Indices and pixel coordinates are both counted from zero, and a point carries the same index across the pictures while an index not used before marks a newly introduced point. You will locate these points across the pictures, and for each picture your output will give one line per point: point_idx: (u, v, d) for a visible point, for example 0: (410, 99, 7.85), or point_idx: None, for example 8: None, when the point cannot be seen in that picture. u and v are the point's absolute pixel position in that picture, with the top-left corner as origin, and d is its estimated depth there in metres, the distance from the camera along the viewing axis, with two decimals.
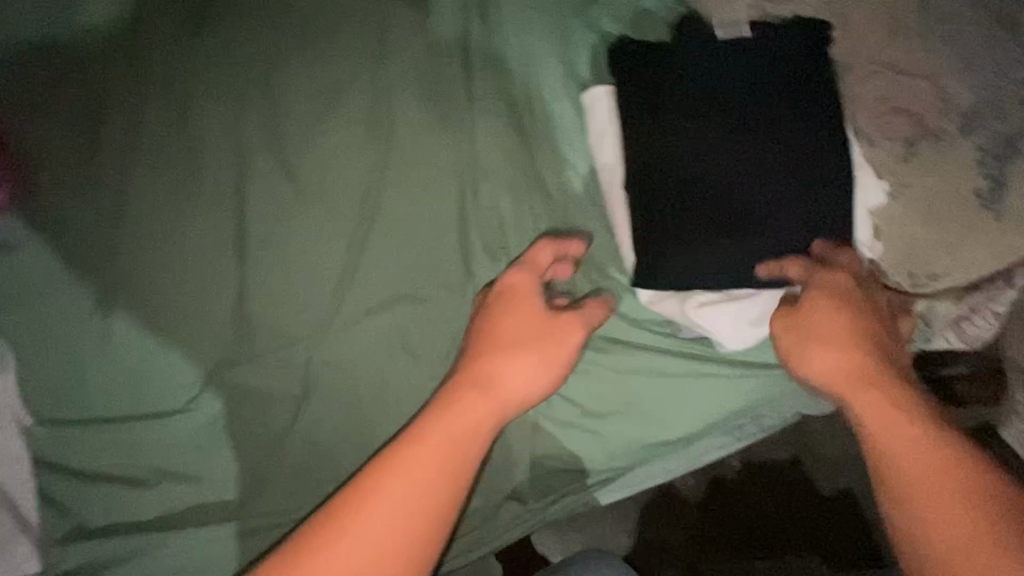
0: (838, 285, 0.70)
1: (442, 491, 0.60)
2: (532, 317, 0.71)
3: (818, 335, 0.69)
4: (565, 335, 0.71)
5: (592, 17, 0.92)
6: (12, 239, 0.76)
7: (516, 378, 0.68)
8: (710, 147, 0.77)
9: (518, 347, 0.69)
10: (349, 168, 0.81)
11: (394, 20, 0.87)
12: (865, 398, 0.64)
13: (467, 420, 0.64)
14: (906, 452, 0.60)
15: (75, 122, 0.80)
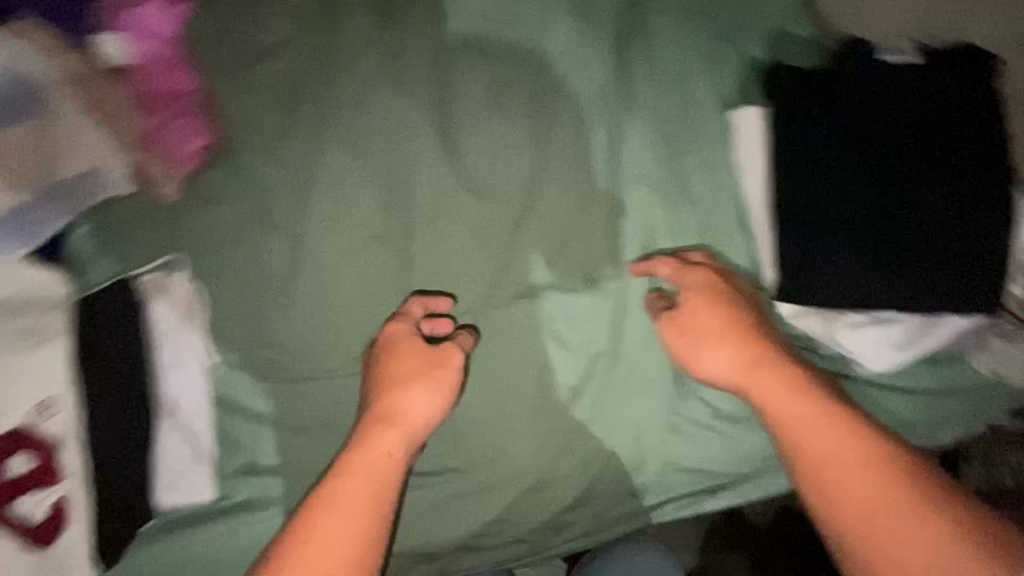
0: (687, 299, 0.79)
1: (376, 488, 0.69)
2: (410, 353, 0.76)
3: (705, 347, 0.77)
4: (449, 361, 0.77)
5: (741, 44, 0.97)
6: (202, 192, 0.80)
7: (421, 406, 0.74)
8: (869, 170, 0.82)
9: (413, 378, 0.75)
10: (509, 163, 0.88)
11: (556, 30, 0.94)
12: (765, 386, 0.74)
13: (383, 445, 0.71)
14: (812, 447, 0.70)
15: (266, 89, 0.84)
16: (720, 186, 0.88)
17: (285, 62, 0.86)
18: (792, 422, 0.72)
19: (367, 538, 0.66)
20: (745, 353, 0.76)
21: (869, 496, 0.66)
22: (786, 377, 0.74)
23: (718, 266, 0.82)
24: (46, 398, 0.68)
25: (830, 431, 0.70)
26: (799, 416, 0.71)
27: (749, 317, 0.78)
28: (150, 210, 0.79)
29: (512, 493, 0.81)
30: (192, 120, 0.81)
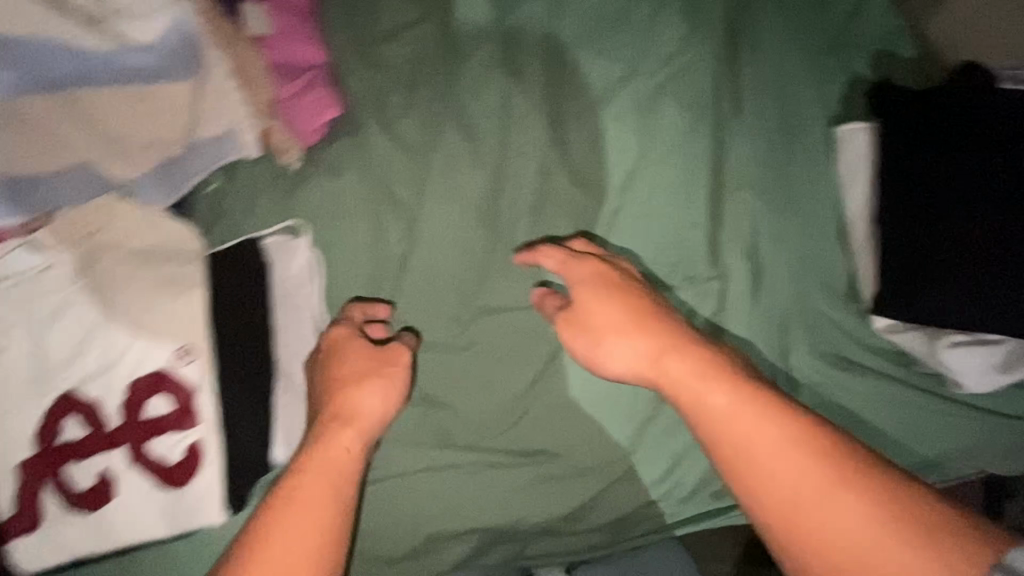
0: (579, 290, 0.73)
1: (336, 485, 0.60)
2: (352, 352, 0.70)
3: (608, 342, 0.69)
4: (398, 359, 0.71)
5: (848, 61, 0.98)
6: (324, 163, 0.83)
7: (374, 401, 0.67)
8: (982, 189, 0.80)
9: (363, 377, 0.68)
10: (614, 159, 0.90)
11: (667, 31, 0.95)
12: (683, 375, 0.63)
13: (338, 443, 0.63)
14: (735, 439, 0.58)
15: (388, 68, 0.87)
16: (823, 198, 0.89)
17: (408, 43, 0.88)
18: (720, 417, 0.59)
19: (320, 541, 0.56)
20: (648, 343, 0.67)
21: (821, 498, 0.54)
22: (700, 363, 0.63)
23: (591, 257, 0.76)
24: (185, 344, 0.69)
25: (744, 419, 0.58)
26: (711, 404, 0.60)
27: (633, 294, 0.72)
28: (279, 178, 0.82)
29: (601, 482, 0.82)
30: (320, 91, 0.82)
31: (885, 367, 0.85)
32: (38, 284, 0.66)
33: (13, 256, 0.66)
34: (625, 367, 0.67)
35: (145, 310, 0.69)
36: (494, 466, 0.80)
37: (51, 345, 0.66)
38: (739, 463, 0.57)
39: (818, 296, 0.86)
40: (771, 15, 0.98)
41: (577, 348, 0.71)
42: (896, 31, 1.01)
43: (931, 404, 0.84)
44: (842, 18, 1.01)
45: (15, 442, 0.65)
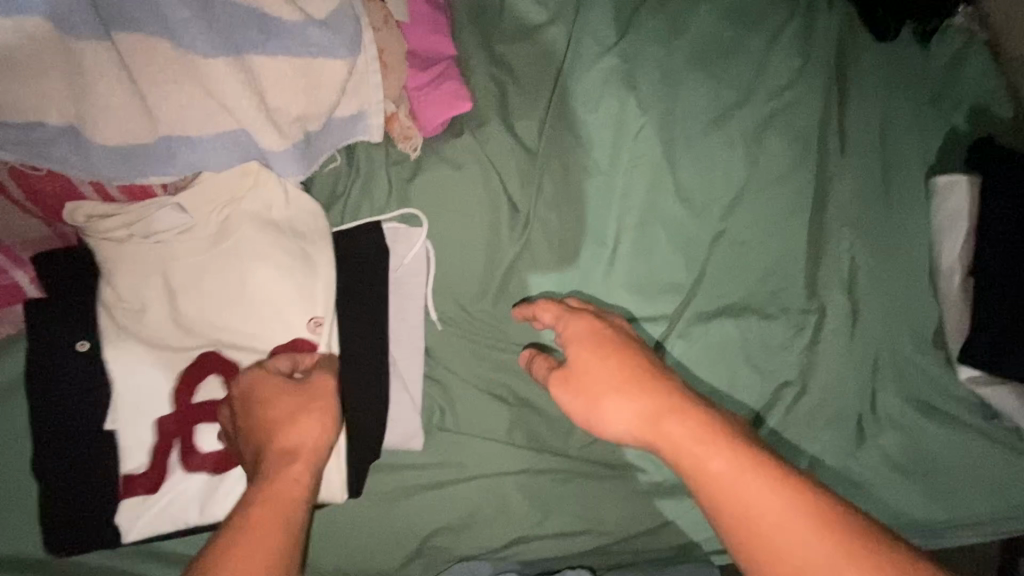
0: (576, 350, 0.63)
1: (280, 515, 0.52)
2: (276, 384, 0.62)
3: (610, 406, 0.59)
4: (327, 385, 0.64)
5: (945, 112, 1.00)
6: (443, 154, 0.82)
7: (310, 432, 0.59)
8: None
9: (295, 409, 0.60)
10: (717, 183, 0.90)
11: (774, 65, 0.97)
12: (685, 441, 0.55)
13: (287, 476, 0.55)
14: (740, 509, 0.51)
15: (510, 68, 0.87)
16: (914, 247, 0.92)
17: (534, 45, 0.89)
18: (736, 492, 0.51)
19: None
20: (646, 401, 0.58)
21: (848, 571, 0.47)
22: (703, 425, 0.55)
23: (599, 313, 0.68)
24: (316, 317, 0.72)
25: (743, 482, 0.52)
26: (711, 471, 0.53)
27: (641, 356, 0.62)
28: (398, 164, 0.82)
29: (681, 503, 0.81)
30: (450, 80, 0.81)
31: (968, 417, 0.87)
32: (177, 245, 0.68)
33: (157, 216, 0.67)
34: (625, 430, 0.58)
35: (281, 282, 0.71)
36: (584, 476, 0.79)
37: (191, 308, 0.68)
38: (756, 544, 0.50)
39: (905, 341, 0.88)
40: (876, 60, 1.01)
41: (587, 416, 0.60)
42: (992, 90, 1.03)
43: (1007, 459, 0.86)
44: (942, 70, 1.04)
45: (148, 397, 0.67)
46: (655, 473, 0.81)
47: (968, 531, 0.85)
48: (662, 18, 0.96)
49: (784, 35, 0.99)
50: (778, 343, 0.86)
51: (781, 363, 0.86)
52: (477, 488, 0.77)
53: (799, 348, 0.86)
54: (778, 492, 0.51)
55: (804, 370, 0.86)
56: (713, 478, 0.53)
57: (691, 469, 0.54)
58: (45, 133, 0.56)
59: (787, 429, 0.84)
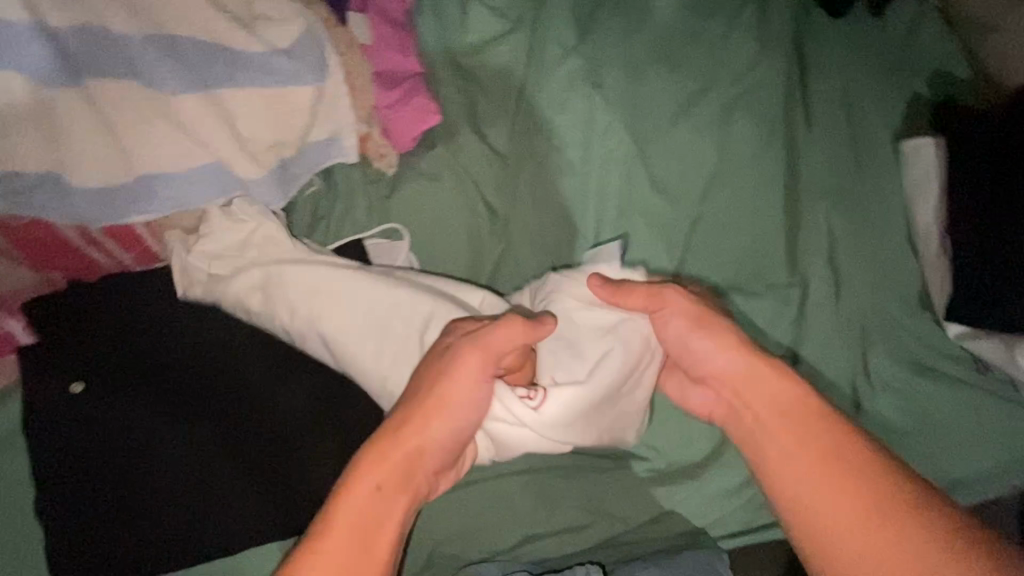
0: (665, 310, 0.73)
1: (357, 532, 0.57)
2: (429, 372, 0.65)
3: (717, 351, 0.72)
4: (473, 366, 0.64)
5: (905, 78, 1.03)
6: (420, 168, 0.85)
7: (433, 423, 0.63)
8: None
9: (421, 399, 0.63)
10: (691, 168, 0.92)
11: (733, 50, 1.00)
12: (767, 398, 0.68)
13: (372, 468, 0.60)
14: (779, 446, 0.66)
15: (476, 78, 0.90)
16: (889, 212, 0.94)
17: (499, 54, 0.92)
18: (793, 438, 0.65)
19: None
20: (739, 357, 0.71)
21: (853, 511, 0.60)
22: (781, 392, 0.68)
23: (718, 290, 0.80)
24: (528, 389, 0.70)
25: (794, 437, 0.65)
26: (773, 424, 0.67)
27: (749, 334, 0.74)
28: (375, 182, 0.84)
29: (684, 486, 0.82)
30: (421, 97, 0.84)
31: (962, 373, 0.88)
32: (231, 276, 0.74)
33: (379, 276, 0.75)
34: (715, 372, 0.72)
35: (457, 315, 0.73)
36: (587, 469, 0.81)
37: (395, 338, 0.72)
38: (787, 473, 0.65)
39: (892, 305, 0.90)
40: (832, 37, 1.04)
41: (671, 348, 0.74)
42: (948, 55, 1.05)
43: (1005, 410, 0.86)
44: (897, 41, 1.07)
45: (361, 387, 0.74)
46: (657, 460, 0.83)
47: (974, 489, 0.85)
48: (621, 15, 0.98)
49: (742, 22, 1.02)
50: (766, 318, 0.87)
51: (771, 338, 0.87)
52: (482, 490, 0.79)
53: (787, 321, 0.87)
54: (829, 447, 0.63)
55: (795, 343, 0.87)
56: (774, 424, 0.67)
57: (759, 412, 0.68)
58: (24, 181, 0.58)
59: None
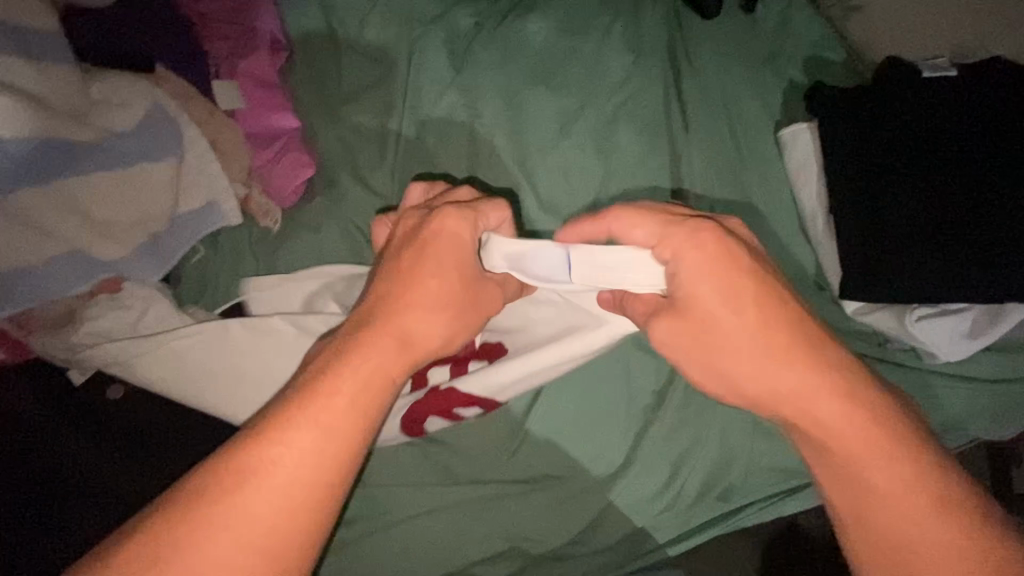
0: (674, 355, 0.62)
1: (351, 422, 0.54)
2: (454, 273, 0.61)
3: (771, 391, 0.59)
4: (487, 297, 0.65)
5: (781, 67, 1.06)
6: (309, 221, 0.87)
7: (440, 330, 0.60)
8: (909, 188, 0.86)
9: (439, 307, 0.60)
10: (579, 183, 0.96)
11: (611, 62, 1.03)
12: (840, 438, 0.58)
13: (381, 362, 0.56)
14: (840, 454, 0.59)
15: (354, 124, 0.91)
16: (776, 200, 0.97)
17: (376, 98, 0.94)
18: (864, 481, 0.58)
19: (315, 489, 0.52)
20: (810, 381, 0.58)
21: (919, 542, 0.56)
22: (858, 426, 0.58)
23: (754, 276, 0.59)
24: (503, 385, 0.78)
25: (869, 472, 0.58)
26: (849, 453, 0.58)
27: (808, 352, 0.58)
28: (263, 240, 0.85)
29: (606, 497, 0.83)
30: (295, 154, 0.86)
31: (863, 347, 0.91)
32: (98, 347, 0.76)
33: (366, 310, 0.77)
34: (776, 409, 0.60)
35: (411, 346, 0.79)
36: (503, 497, 0.80)
37: None
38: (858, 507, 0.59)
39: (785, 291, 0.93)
40: (708, 36, 1.07)
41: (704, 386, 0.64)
42: (823, 37, 1.08)
43: (903, 379, 0.89)
44: (772, 31, 1.09)
45: None
46: (574, 478, 0.82)
47: None
48: (496, 44, 1.01)
49: (615, 34, 1.05)
50: None
51: None
52: (397, 536, 0.78)
53: None
54: (896, 487, 0.57)
55: None
56: (851, 461, 0.58)
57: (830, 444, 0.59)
58: None
59: (691, 404, 0.85)
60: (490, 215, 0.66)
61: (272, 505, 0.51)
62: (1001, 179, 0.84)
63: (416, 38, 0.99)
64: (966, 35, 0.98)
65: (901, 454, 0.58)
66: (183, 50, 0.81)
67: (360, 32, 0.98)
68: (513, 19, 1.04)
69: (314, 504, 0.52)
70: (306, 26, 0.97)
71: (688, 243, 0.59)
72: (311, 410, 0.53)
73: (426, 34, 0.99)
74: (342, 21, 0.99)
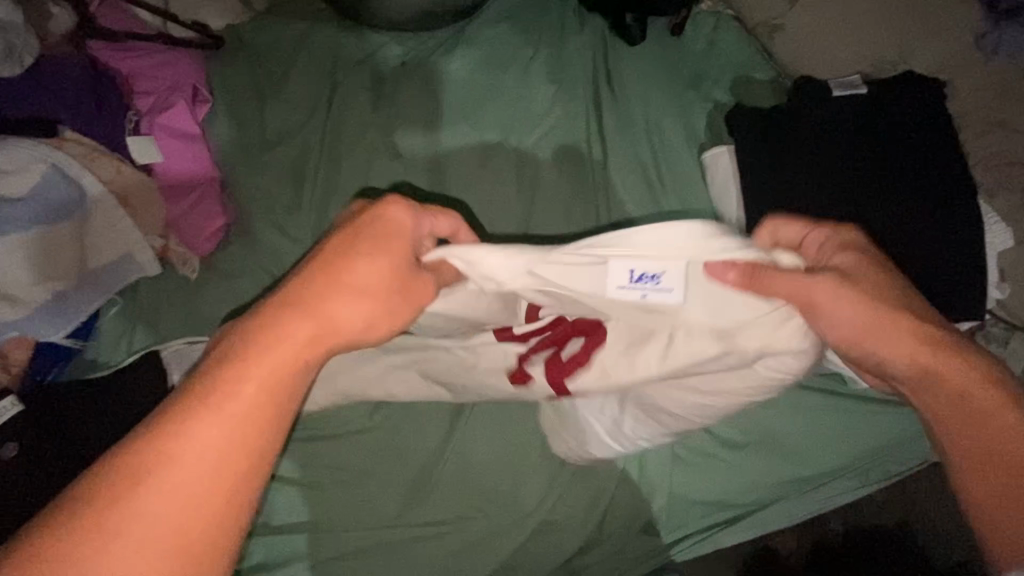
0: (814, 297, 0.55)
1: (266, 411, 0.40)
2: (391, 257, 0.51)
3: (895, 341, 0.54)
4: (418, 289, 0.53)
5: (706, 90, 1.05)
6: (224, 267, 0.88)
7: (365, 316, 0.48)
8: (828, 206, 0.84)
9: (365, 288, 0.48)
10: (500, 215, 0.95)
11: (535, 92, 1.03)
12: (961, 391, 0.53)
13: (293, 332, 0.43)
14: (978, 421, 0.52)
15: (274, 170, 0.93)
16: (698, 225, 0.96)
17: (295, 143, 0.96)
18: (1001, 426, 0.52)
19: (218, 518, 0.38)
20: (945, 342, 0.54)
21: None
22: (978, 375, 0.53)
23: (874, 250, 0.58)
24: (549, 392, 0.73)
25: (1001, 427, 0.51)
26: (990, 417, 0.52)
27: (903, 298, 0.55)
28: (178, 288, 0.87)
29: (521, 537, 0.81)
30: (209, 203, 0.90)
31: None
32: (9, 395, 0.76)
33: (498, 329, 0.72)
34: (897, 356, 0.54)
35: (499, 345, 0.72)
36: (415, 540, 0.79)
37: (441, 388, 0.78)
38: (982, 462, 0.52)
39: None
40: (634, 62, 1.08)
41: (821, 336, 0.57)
42: (750, 57, 1.07)
43: (833, 405, 0.87)
44: (699, 54, 1.09)
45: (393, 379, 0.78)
46: (487, 517, 0.81)
47: (811, 485, 0.87)
48: (419, 82, 1.03)
49: (537, 66, 1.06)
50: None
51: None
52: None
53: None
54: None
55: None
56: (994, 426, 0.52)
57: (953, 394, 0.53)
58: None
59: None
60: (435, 219, 0.57)
61: (148, 557, 0.35)
62: (920, 194, 0.82)
63: (339, 83, 1.02)
64: (884, 50, 0.96)
65: None
66: (85, 115, 0.84)
67: (283, 81, 1.01)
68: (437, 57, 1.06)
69: (216, 540, 0.38)
70: (231, 78, 1.01)
71: (826, 233, 0.59)
72: (202, 397, 0.39)
73: (349, 79, 1.02)
74: (268, 70, 1.02)
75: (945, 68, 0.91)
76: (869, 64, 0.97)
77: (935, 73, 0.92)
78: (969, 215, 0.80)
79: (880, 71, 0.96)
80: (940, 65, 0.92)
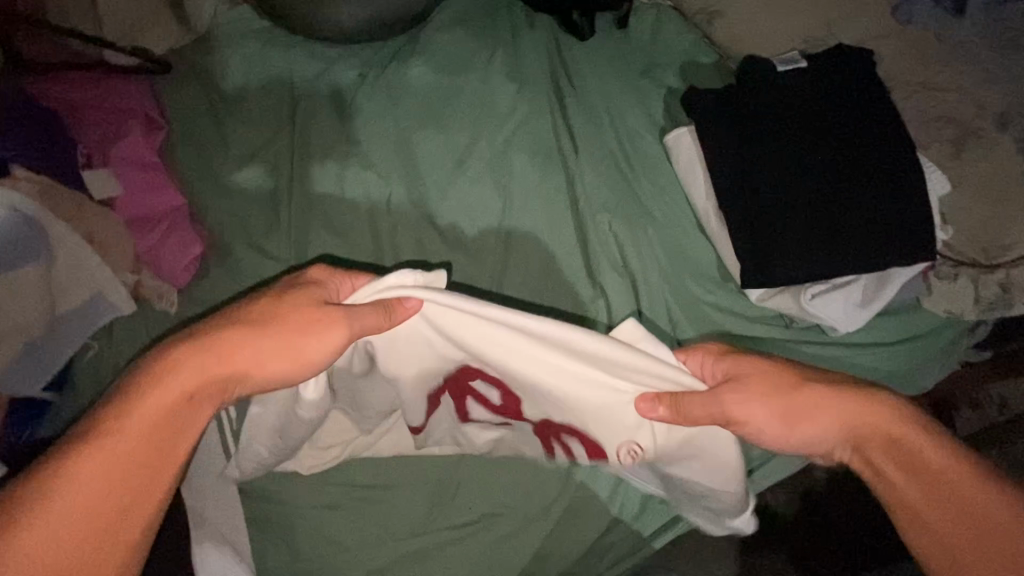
0: (733, 410, 0.65)
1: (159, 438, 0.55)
2: (292, 308, 0.64)
3: (818, 411, 0.64)
4: (324, 322, 0.63)
5: (659, 77, 1.10)
6: (208, 296, 0.84)
7: (269, 362, 0.62)
8: (783, 173, 0.91)
9: (271, 335, 0.62)
10: (481, 215, 0.96)
11: (496, 92, 1.05)
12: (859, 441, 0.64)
13: (190, 370, 0.58)
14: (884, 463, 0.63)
15: (246, 193, 0.91)
16: (671, 203, 1.00)
17: (262, 164, 0.93)
18: (888, 443, 0.63)
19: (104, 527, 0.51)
20: (841, 400, 0.64)
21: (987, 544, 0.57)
22: (871, 419, 0.63)
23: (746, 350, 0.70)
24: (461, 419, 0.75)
25: (906, 471, 0.61)
26: (889, 455, 0.63)
27: (798, 372, 0.67)
28: (158, 323, 0.82)
29: (549, 525, 0.81)
30: (180, 233, 0.86)
31: (772, 331, 0.95)
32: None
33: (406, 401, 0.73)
34: (825, 430, 0.64)
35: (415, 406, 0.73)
36: (445, 543, 0.79)
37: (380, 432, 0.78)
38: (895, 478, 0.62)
39: (695, 286, 0.96)
40: (589, 56, 1.12)
41: (761, 442, 0.67)
42: (694, 43, 1.13)
43: (814, 351, 0.94)
44: (646, 44, 1.14)
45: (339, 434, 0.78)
46: (515, 511, 0.81)
47: None
48: (379, 92, 1.02)
49: (496, 67, 1.08)
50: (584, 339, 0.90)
51: None
52: None
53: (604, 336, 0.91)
54: (952, 465, 0.60)
55: None
56: (898, 468, 0.62)
57: (878, 439, 0.63)
58: None
59: None
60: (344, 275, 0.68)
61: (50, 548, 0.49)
62: (864, 153, 0.90)
63: (299, 100, 1.00)
64: (815, 26, 1.03)
65: (920, 449, 0.61)
66: (39, 153, 0.81)
67: (240, 102, 0.98)
68: (394, 65, 1.06)
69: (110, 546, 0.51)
70: (184, 102, 0.97)
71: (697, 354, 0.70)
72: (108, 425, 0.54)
73: (309, 96, 1.00)
74: (221, 91, 0.99)
75: (870, 39, 1.00)
76: (802, 39, 1.04)
77: (861, 43, 1.00)
78: (910, 166, 0.88)
79: (814, 44, 1.03)
80: (862, 37, 1.00)
